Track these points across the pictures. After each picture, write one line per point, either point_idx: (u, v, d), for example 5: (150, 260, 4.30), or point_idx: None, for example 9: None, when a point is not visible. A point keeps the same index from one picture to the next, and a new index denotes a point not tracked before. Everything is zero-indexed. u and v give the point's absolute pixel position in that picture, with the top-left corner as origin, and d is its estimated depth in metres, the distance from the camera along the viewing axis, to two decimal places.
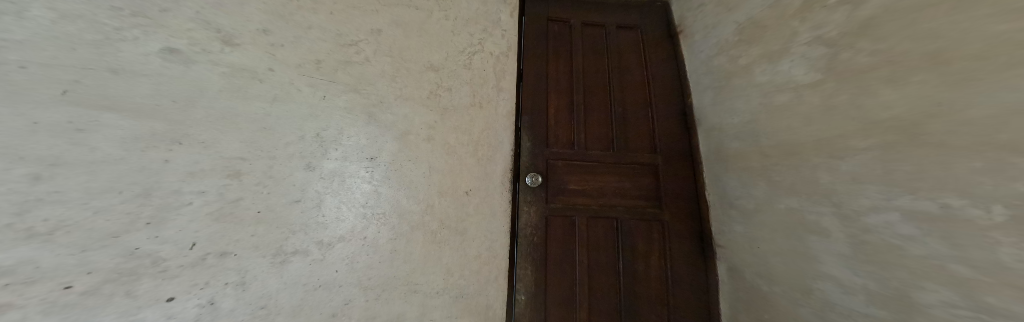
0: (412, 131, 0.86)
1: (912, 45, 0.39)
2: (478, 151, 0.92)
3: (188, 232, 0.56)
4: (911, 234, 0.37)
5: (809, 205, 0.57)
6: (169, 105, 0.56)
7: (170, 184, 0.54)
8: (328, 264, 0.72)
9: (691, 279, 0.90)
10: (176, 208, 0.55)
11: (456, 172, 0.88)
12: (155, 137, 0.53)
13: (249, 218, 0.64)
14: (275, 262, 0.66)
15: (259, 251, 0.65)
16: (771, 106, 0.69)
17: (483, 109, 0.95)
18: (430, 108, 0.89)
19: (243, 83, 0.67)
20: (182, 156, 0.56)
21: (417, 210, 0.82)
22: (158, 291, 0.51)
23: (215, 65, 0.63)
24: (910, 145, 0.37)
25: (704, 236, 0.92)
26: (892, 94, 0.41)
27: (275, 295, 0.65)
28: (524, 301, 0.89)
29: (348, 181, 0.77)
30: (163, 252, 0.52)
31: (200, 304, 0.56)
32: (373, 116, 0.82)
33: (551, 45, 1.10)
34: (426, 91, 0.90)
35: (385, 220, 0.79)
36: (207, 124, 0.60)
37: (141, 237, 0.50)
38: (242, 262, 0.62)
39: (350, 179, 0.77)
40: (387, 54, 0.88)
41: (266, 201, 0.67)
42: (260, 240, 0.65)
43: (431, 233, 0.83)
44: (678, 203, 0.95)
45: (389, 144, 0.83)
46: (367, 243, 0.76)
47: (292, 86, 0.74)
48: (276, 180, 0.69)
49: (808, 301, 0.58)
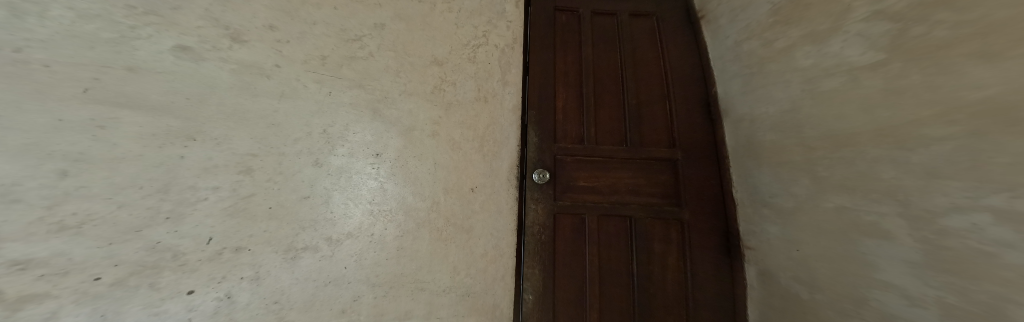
0: (416, 127, 0.84)
1: (1005, 12, 0.31)
2: (484, 146, 0.89)
3: (204, 227, 0.58)
4: (1002, 239, 0.30)
5: (866, 204, 0.50)
6: (182, 102, 0.58)
7: (186, 180, 0.56)
8: (337, 260, 0.71)
9: (715, 284, 0.83)
10: (193, 203, 0.57)
11: (462, 168, 0.86)
12: (172, 134, 0.56)
13: (262, 214, 0.65)
14: (287, 258, 0.66)
15: (271, 246, 0.65)
16: (817, 92, 0.61)
17: (488, 103, 0.92)
18: (434, 103, 0.88)
19: (252, 80, 0.68)
20: (196, 153, 0.58)
21: (423, 207, 0.81)
22: (180, 284, 0.54)
23: (224, 62, 0.65)
24: (1003, 132, 0.30)
25: (730, 237, 0.85)
26: (981, 72, 0.33)
27: (286, 291, 0.65)
28: (534, 300, 0.86)
29: (355, 177, 0.77)
30: (182, 246, 0.55)
31: (218, 297, 0.58)
32: (377, 112, 0.82)
33: (559, 36, 1.05)
34: (430, 85, 0.88)
35: (393, 216, 0.78)
36: (219, 121, 0.62)
37: (161, 231, 0.53)
38: (255, 256, 0.63)
39: (357, 175, 0.77)
40: (391, 48, 0.87)
41: (277, 197, 0.67)
42: (272, 235, 0.65)
43: (437, 230, 0.81)
44: (702, 200, 0.88)
45: (394, 140, 0.82)
46: (375, 239, 0.76)
47: (298, 82, 0.74)
48: (285, 176, 0.69)
49: (862, 313, 0.51)
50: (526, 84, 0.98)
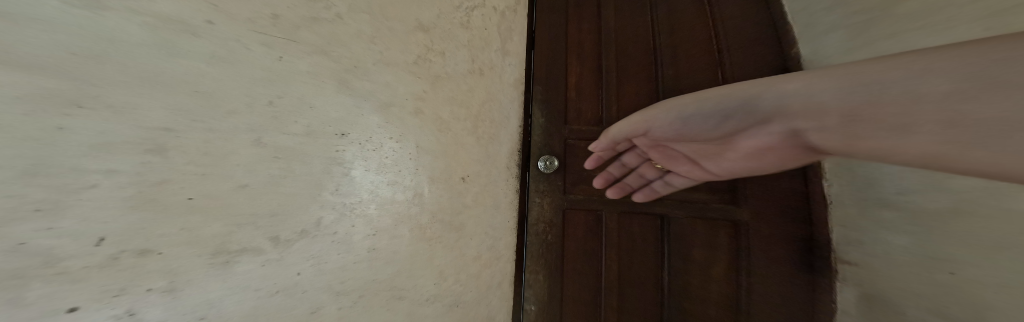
0: (396, 103, 0.72)
1: None
2: (478, 127, 0.85)
3: (99, 223, 0.35)
4: None
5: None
6: (70, 58, 0.34)
7: (69, 158, 0.33)
8: (289, 265, 0.54)
9: (783, 287, 0.78)
10: (76, 190, 0.33)
11: (453, 153, 0.79)
12: (51, 100, 0.32)
13: (182, 207, 0.43)
14: (216, 264, 0.46)
15: (193, 248, 0.44)
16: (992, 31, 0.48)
17: (484, 76, 0.88)
18: (417, 75, 0.77)
19: (172, 37, 0.44)
20: (88, 124, 0.34)
21: (402, 199, 0.70)
22: (60, 299, 0.32)
23: (133, 13, 0.40)
24: None
25: (816, 244, 0.77)
26: None
27: (217, 303, 0.46)
28: (537, 292, 0.89)
29: (332, 168, 0.61)
30: (60, 250, 0.32)
31: (115, 317, 0.36)
32: (346, 83, 0.66)
33: (575, 7, 0.99)
34: (414, 55, 0.78)
35: (364, 210, 0.64)
36: (127, 87, 0.39)
37: (30, 227, 0.29)
38: (171, 261, 0.42)
39: (334, 166, 0.62)
40: (366, 9, 0.72)
41: (201, 184, 0.46)
42: (195, 235, 0.45)
43: (421, 228, 0.72)
44: (767, 198, 0.80)
45: (369, 118, 0.68)
46: (338, 240, 0.60)
47: (239, 44, 0.52)
48: (215, 158, 0.47)
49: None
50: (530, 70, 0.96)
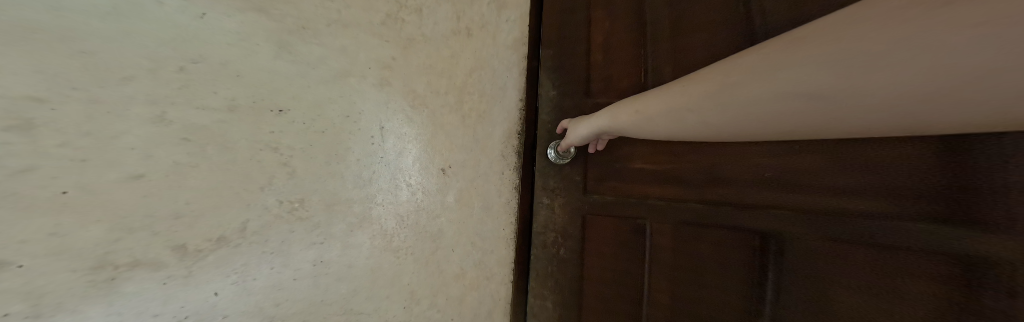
0: (357, 71, 0.56)
1: None
2: (465, 102, 0.67)
3: None
4: None
5: None
6: None
7: None
8: (200, 284, 0.42)
9: None
10: None
11: (429, 139, 0.63)
12: None
13: (56, 207, 0.33)
14: (101, 281, 0.36)
15: (68, 261, 0.34)
16: None
17: (472, 38, 0.68)
18: (385, 38, 0.59)
19: None
20: None
21: (358, 197, 0.55)
22: None
23: None
24: None
25: None
26: None
27: None
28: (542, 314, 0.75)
29: (394, 174, 0.59)
30: None
31: None
32: (285, 46, 0.50)
33: None
34: (382, 13, 0.59)
35: (309, 214, 0.51)
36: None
37: None
38: (36, 277, 0.32)
39: (399, 173, 0.59)
40: None
41: (84, 175, 0.35)
42: (75, 244, 0.34)
43: (387, 237, 0.58)
44: None
45: (315, 91, 0.52)
46: (272, 251, 0.47)
47: None
48: (100, 139, 0.36)
49: None
50: (536, 34, 0.76)
